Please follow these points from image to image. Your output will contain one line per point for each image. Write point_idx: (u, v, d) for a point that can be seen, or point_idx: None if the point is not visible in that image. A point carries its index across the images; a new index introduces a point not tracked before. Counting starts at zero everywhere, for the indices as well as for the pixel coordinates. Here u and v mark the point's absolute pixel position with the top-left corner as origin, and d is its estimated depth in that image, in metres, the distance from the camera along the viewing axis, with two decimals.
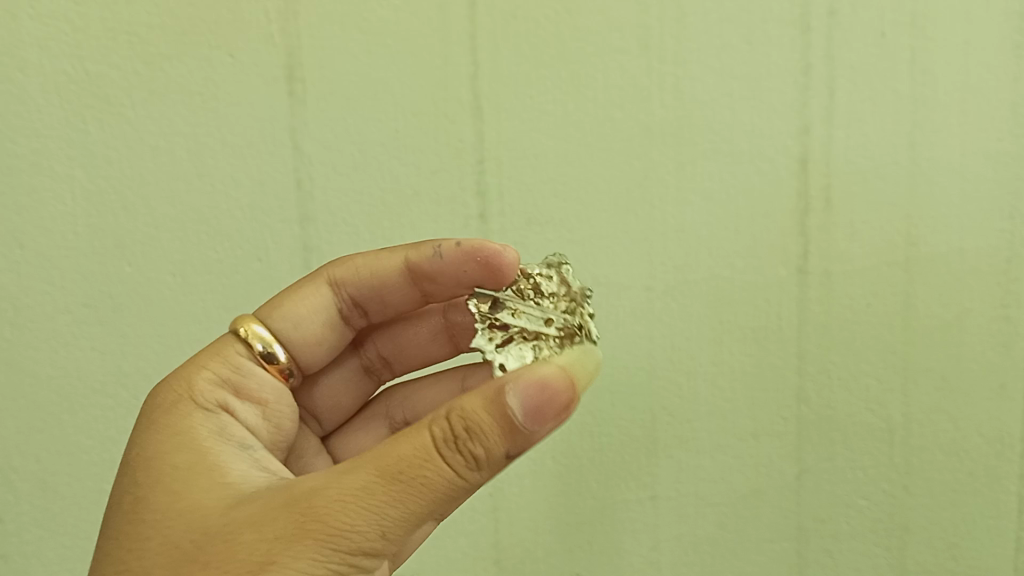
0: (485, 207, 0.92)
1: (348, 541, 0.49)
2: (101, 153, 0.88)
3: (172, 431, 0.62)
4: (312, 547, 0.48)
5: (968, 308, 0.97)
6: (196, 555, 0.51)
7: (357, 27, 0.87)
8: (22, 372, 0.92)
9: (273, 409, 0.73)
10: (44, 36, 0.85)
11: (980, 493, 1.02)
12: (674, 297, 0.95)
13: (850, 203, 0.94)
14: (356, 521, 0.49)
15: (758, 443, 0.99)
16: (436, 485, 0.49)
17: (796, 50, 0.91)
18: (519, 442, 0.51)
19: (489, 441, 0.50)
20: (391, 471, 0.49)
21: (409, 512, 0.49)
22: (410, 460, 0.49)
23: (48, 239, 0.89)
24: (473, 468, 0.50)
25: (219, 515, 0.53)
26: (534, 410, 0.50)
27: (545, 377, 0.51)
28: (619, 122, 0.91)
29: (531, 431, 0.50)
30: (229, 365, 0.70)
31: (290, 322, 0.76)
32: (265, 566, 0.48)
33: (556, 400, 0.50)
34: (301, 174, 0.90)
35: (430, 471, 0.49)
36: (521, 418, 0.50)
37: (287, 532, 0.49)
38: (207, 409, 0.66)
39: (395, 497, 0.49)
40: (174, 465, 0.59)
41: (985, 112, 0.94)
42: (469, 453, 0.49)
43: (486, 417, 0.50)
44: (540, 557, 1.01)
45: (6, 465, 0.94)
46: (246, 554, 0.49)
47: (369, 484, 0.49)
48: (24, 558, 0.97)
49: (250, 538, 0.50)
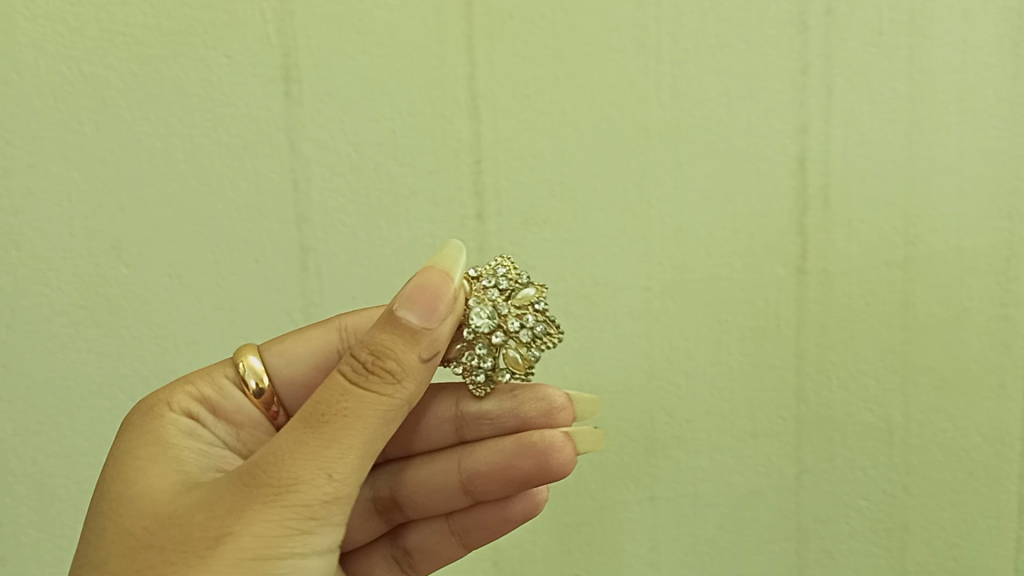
0: (482, 207, 0.92)
1: (297, 493, 0.52)
2: (97, 154, 0.88)
3: (140, 431, 0.64)
4: (263, 510, 0.51)
5: (966, 307, 0.97)
6: (151, 540, 0.52)
7: (353, 28, 0.87)
8: (19, 374, 0.92)
9: (247, 433, 0.71)
10: (41, 38, 0.85)
11: (980, 492, 1.02)
12: (672, 297, 0.94)
13: (849, 202, 0.94)
14: (300, 475, 0.52)
15: (758, 443, 0.98)
16: (365, 411, 0.54)
17: (794, 49, 0.90)
18: (424, 345, 0.55)
19: (397, 351, 0.54)
20: (316, 416, 0.53)
21: (347, 445, 0.53)
22: (330, 400, 0.54)
23: (44, 240, 0.89)
24: (392, 381, 0.54)
25: (170, 500, 0.55)
26: (422, 309, 0.55)
27: (423, 278, 0.56)
28: (616, 122, 0.91)
29: (429, 329, 0.55)
30: (212, 386, 0.70)
31: (285, 356, 0.72)
32: (222, 537, 0.50)
33: (440, 296, 0.56)
34: (299, 175, 0.90)
35: (352, 401, 0.53)
36: (415, 319, 0.55)
37: (238, 501, 0.52)
38: (178, 415, 0.67)
39: (328, 436, 0.53)
40: (137, 457, 0.61)
41: (983, 111, 0.93)
42: (382, 370, 0.54)
43: (382, 334, 0.55)
44: (538, 559, 1.01)
45: (3, 466, 0.94)
46: (201, 531, 0.51)
47: (301, 435, 0.53)
48: (22, 560, 0.97)
49: (202, 517, 0.52)
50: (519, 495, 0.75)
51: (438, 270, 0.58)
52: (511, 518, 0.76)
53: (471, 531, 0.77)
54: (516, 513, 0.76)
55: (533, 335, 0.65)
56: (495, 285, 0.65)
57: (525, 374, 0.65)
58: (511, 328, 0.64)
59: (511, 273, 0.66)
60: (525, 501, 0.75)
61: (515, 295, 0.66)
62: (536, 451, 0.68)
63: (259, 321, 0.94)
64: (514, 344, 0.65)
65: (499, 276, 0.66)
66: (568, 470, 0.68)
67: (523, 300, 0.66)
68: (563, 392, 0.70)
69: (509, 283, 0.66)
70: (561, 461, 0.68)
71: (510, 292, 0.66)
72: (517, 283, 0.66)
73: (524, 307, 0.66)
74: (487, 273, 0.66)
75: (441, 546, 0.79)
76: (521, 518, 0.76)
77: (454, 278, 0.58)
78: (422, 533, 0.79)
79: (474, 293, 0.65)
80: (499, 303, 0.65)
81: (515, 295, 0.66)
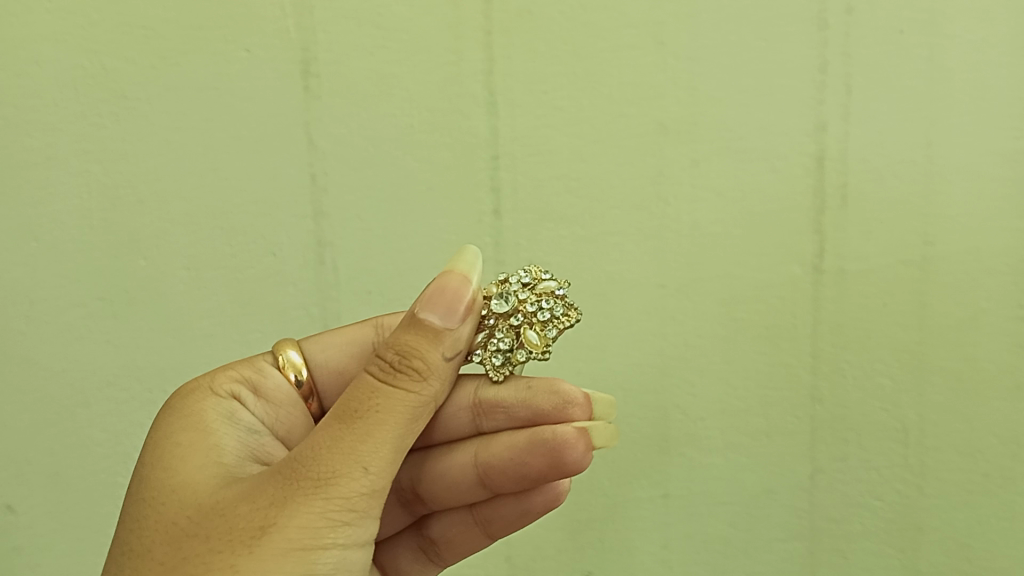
0: (499, 203, 0.92)
1: (335, 486, 0.52)
2: (116, 147, 0.89)
3: (180, 414, 0.64)
4: (305, 503, 0.51)
5: (984, 307, 0.96)
6: (196, 530, 0.53)
7: (371, 22, 0.88)
8: (34, 365, 0.93)
9: (286, 413, 0.70)
10: (60, 30, 0.86)
11: (994, 493, 1.01)
12: (688, 295, 0.94)
13: (866, 202, 0.93)
14: (338, 469, 0.52)
15: (771, 441, 0.98)
16: (396, 408, 0.54)
17: (813, 46, 0.90)
18: (446, 344, 0.56)
19: (423, 351, 0.55)
20: (349, 412, 0.54)
21: (381, 440, 0.53)
22: (361, 398, 0.54)
23: (64, 232, 0.90)
24: (421, 380, 0.55)
25: (211, 493, 0.55)
26: (444, 310, 0.56)
27: (441, 279, 0.57)
28: (632, 119, 0.90)
29: (452, 330, 0.56)
30: (251, 366, 0.70)
31: (322, 345, 0.73)
32: (266, 529, 0.51)
33: (460, 297, 0.56)
34: (316, 169, 0.90)
35: (381, 398, 0.54)
36: (438, 319, 0.56)
37: (278, 493, 0.52)
38: (218, 396, 0.66)
39: (364, 431, 0.53)
40: (176, 442, 0.61)
41: (1004, 110, 0.92)
42: (409, 369, 0.55)
43: (407, 335, 0.56)
44: (550, 555, 1.02)
45: (19, 457, 0.95)
46: (246, 523, 0.51)
47: (335, 430, 0.53)
48: (36, 551, 0.98)
49: (245, 509, 0.52)
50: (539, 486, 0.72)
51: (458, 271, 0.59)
52: (531, 510, 0.74)
53: (493, 522, 0.75)
54: (537, 505, 0.73)
55: (551, 315, 0.65)
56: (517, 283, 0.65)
57: (542, 354, 0.65)
58: (530, 311, 0.65)
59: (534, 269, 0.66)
60: (546, 492, 0.73)
61: (536, 287, 0.65)
62: (550, 446, 0.65)
63: (271, 315, 0.94)
64: (532, 326, 0.65)
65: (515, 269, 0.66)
66: (583, 465, 0.65)
67: (543, 290, 0.65)
68: (579, 388, 0.66)
69: (532, 278, 0.66)
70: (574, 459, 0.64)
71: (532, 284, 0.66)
72: (538, 277, 0.66)
73: (544, 295, 0.66)
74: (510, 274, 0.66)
75: (462, 538, 0.77)
76: (543, 509, 0.74)
77: (473, 281, 0.59)
78: (445, 524, 0.77)
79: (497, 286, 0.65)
80: (518, 292, 0.65)
81: (535, 286, 0.65)
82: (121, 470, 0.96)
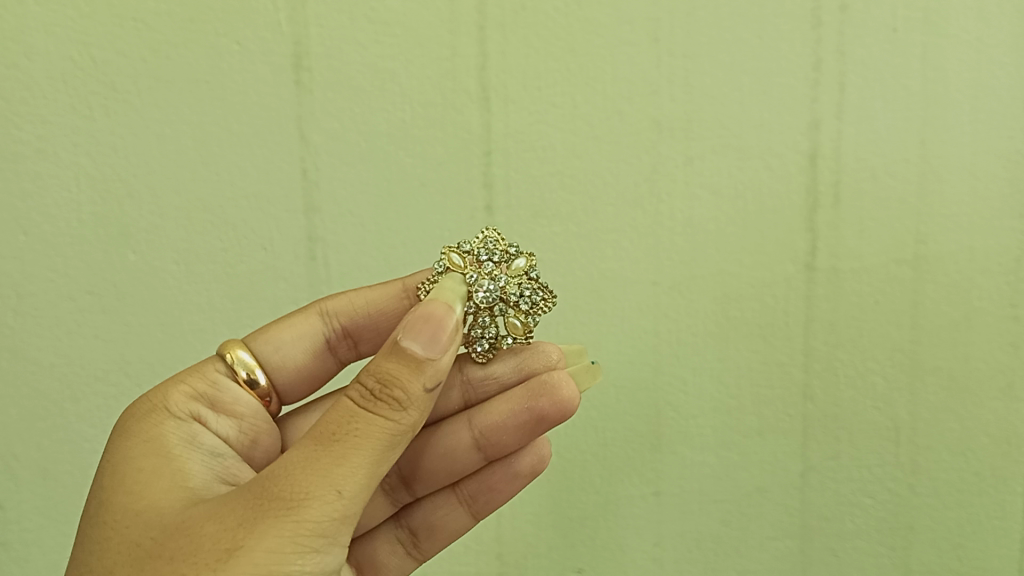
0: (492, 199, 0.92)
1: (306, 510, 0.51)
2: (107, 140, 0.88)
3: (141, 437, 0.63)
4: (272, 527, 0.50)
5: (977, 307, 0.96)
6: (158, 552, 0.52)
7: (366, 16, 0.87)
8: (23, 359, 0.92)
9: (249, 424, 0.71)
10: (50, 22, 0.85)
11: (986, 493, 1.01)
12: (681, 292, 0.94)
13: (861, 201, 0.93)
14: (308, 492, 0.51)
15: (764, 440, 0.98)
16: (373, 434, 0.53)
17: (808, 44, 0.90)
18: (429, 374, 0.55)
19: (405, 380, 0.54)
20: (326, 435, 0.53)
21: (356, 465, 0.52)
22: (339, 421, 0.53)
23: (54, 225, 0.90)
24: (401, 408, 0.54)
25: (178, 515, 0.54)
26: (427, 339, 0.55)
27: (426, 310, 0.57)
28: (628, 116, 0.90)
29: (437, 360, 0.56)
30: (207, 380, 0.70)
31: (273, 345, 0.74)
32: (233, 551, 0.50)
33: (443, 325, 0.56)
34: (308, 163, 0.90)
35: (359, 423, 0.53)
36: (421, 349, 0.55)
37: (247, 517, 0.51)
38: (178, 418, 0.66)
39: (340, 454, 0.52)
40: (139, 467, 0.60)
41: (999, 110, 0.92)
42: (390, 396, 0.54)
43: (389, 362, 0.55)
44: (542, 552, 1.01)
45: (7, 451, 0.94)
46: (212, 545, 0.50)
47: (309, 453, 0.52)
48: (25, 546, 0.98)
49: (211, 532, 0.51)
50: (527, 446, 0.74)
51: (442, 302, 0.59)
52: (519, 474, 0.75)
53: (479, 496, 0.76)
54: (524, 468, 0.75)
55: (531, 301, 0.67)
56: (492, 265, 0.66)
57: (524, 337, 0.69)
58: (512, 298, 0.67)
59: (503, 247, 0.67)
60: (533, 451, 0.74)
61: (509, 267, 0.67)
62: (546, 388, 0.68)
63: (265, 310, 0.93)
64: (514, 313, 0.67)
65: (485, 246, 0.67)
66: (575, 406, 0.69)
67: (517, 271, 0.68)
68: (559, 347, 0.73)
69: (504, 256, 0.67)
70: (566, 397, 0.68)
71: (504, 263, 0.67)
72: (509, 256, 0.68)
73: (520, 277, 0.68)
74: (481, 252, 0.67)
75: (447, 518, 0.77)
76: (529, 473, 0.75)
77: (455, 309, 0.59)
78: (427, 510, 0.77)
79: (471, 268, 0.67)
80: (496, 276, 0.66)
81: (510, 267, 0.67)
82: None
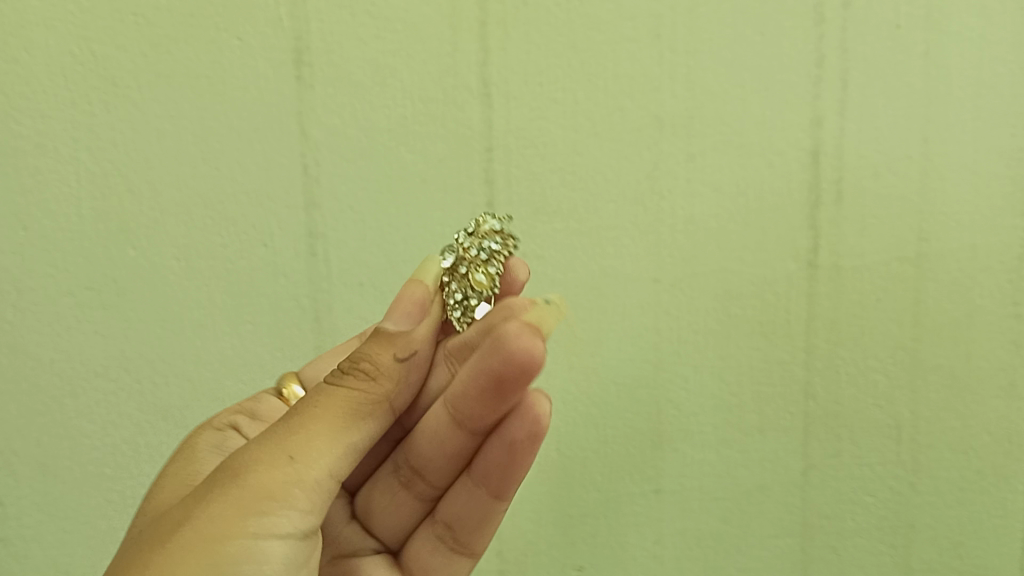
0: (493, 195, 0.91)
1: (256, 474, 0.54)
2: (106, 136, 0.88)
3: (182, 447, 0.70)
4: (225, 493, 0.53)
5: (978, 304, 0.95)
6: (138, 535, 0.55)
7: (366, 11, 0.87)
8: (23, 354, 0.92)
9: None
10: (50, 16, 0.85)
11: (987, 492, 1.00)
12: (682, 290, 0.94)
13: (862, 198, 0.93)
14: (262, 458, 0.54)
15: (765, 438, 0.98)
16: (332, 402, 0.57)
17: (810, 41, 0.89)
18: (398, 346, 0.61)
19: (370, 353, 0.60)
20: (292, 412, 0.58)
21: (312, 432, 0.56)
22: (307, 398, 0.59)
23: (53, 221, 0.89)
24: (366, 376, 0.59)
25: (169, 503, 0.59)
26: (397, 317, 0.63)
27: (399, 294, 0.65)
28: (629, 113, 0.90)
29: (405, 332, 0.62)
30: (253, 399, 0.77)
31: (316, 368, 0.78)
32: (185, 520, 0.52)
33: (413, 306, 0.64)
34: (308, 159, 0.89)
35: (322, 395, 0.58)
36: (392, 325, 0.62)
37: (208, 488, 0.54)
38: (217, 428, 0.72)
39: (298, 424, 0.56)
40: (168, 470, 0.66)
41: (1000, 108, 0.91)
42: (357, 369, 0.59)
43: (363, 344, 0.62)
44: (542, 549, 1.01)
45: (6, 447, 0.94)
46: (174, 518, 0.53)
47: (274, 427, 0.57)
48: (25, 541, 0.98)
49: (178, 507, 0.54)
50: (512, 412, 0.66)
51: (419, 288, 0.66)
52: (515, 443, 0.67)
53: (490, 474, 0.70)
54: (518, 435, 0.66)
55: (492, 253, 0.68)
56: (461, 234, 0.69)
57: (490, 289, 0.67)
58: (473, 253, 0.67)
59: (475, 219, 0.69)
60: (522, 417, 0.66)
61: (478, 233, 0.69)
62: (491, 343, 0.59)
63: (265, 306, 0.93)
64: (477, 266, 0.67)
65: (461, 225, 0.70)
66: (530, 353, 0.57)
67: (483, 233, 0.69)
68: (525, 298, 0.63)
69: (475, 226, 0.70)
70: (510, 344, 0.57)
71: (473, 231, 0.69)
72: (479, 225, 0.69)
73: (487, 237, 0.69)
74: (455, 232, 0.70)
75: (469, 505, 0.73)
76: (527, 439, 0.66)
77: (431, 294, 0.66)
78: (451, 499, 0.74)
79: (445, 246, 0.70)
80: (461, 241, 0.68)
81: (477, 232, 0.69)
82: (109, 460, 0.96)
